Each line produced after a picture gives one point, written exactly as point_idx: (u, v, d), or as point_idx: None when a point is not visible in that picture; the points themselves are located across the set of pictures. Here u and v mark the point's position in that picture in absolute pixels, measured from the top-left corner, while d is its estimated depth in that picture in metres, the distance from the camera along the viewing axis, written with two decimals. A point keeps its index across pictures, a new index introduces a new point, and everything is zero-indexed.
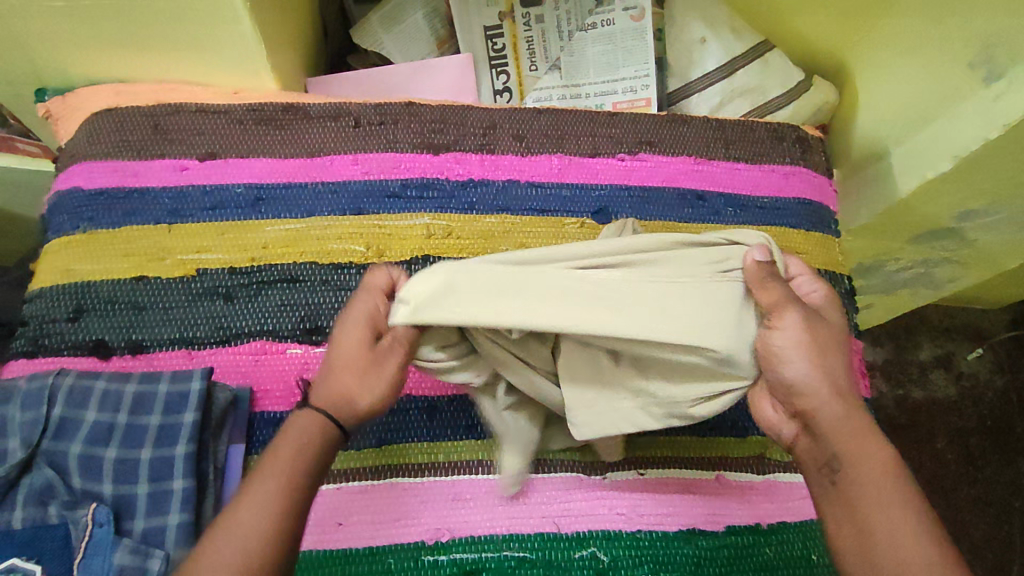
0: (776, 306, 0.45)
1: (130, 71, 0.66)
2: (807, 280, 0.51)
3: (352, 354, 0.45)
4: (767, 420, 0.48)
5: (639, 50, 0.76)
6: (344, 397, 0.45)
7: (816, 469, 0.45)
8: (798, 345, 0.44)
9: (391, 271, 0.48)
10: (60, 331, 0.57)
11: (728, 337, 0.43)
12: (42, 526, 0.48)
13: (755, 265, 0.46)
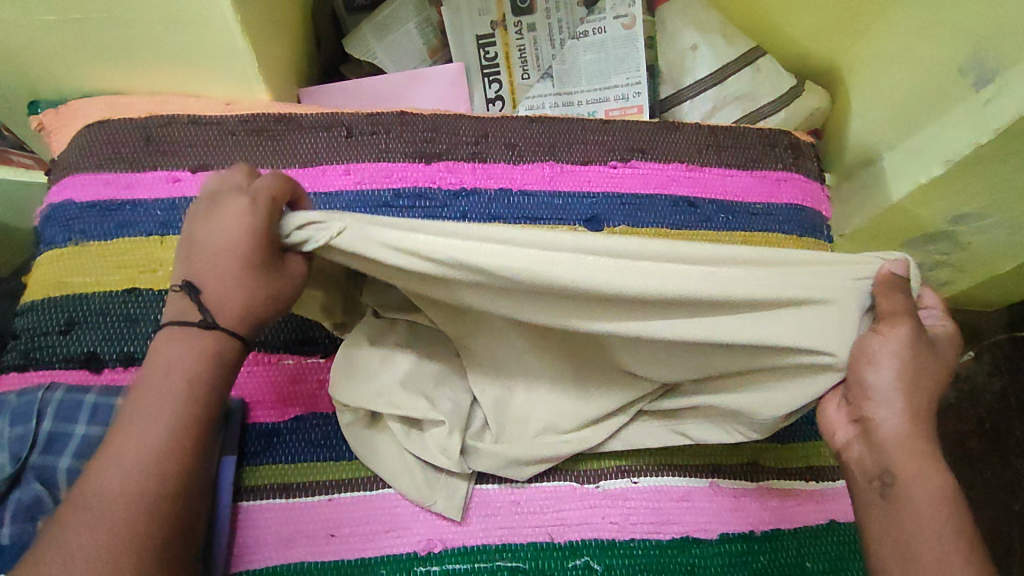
0: (893, 314, 0.42)
1: (122, 83, 0.66)
2: (932, 316, 0.46)
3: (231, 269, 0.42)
4: (828, 420, 0.46)
5: (630, 58, 0.76)
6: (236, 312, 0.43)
7: (865, 479, 0.44)
8: (896, 355, 0.41)
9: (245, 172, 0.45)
10: (51, 344, 0.57)
11: (827, 337, 0.41)
12: (30, 542, 0.49)
13: (890, 274, 0.42)
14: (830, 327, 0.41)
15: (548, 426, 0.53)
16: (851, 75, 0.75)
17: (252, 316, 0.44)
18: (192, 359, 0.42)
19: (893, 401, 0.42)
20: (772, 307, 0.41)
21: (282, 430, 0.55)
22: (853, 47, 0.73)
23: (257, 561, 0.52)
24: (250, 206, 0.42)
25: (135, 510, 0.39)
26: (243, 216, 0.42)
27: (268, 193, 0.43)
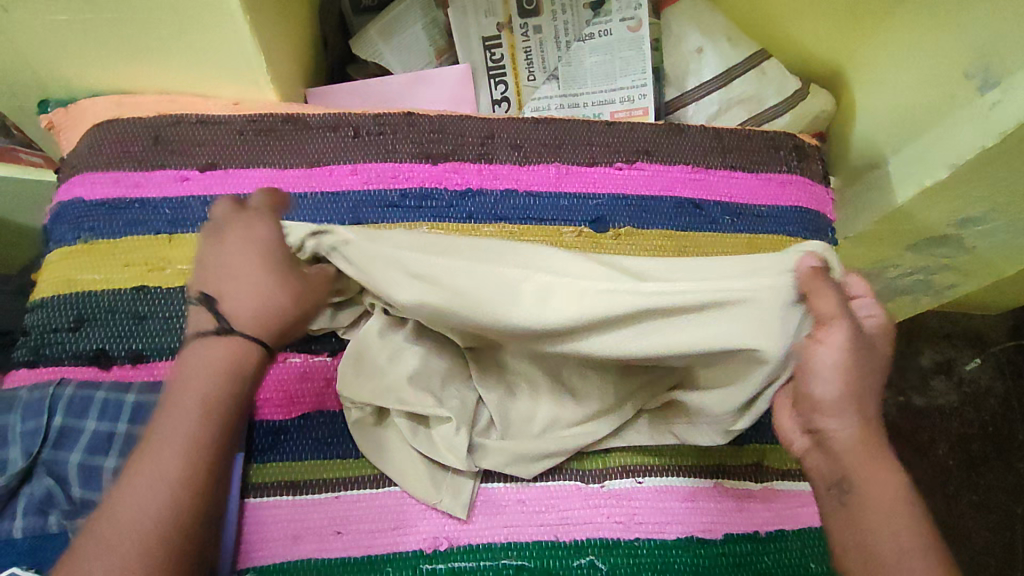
0: (827, 319, 0.41)
1: (132, 83, 0.67)
2: (868, 303, 0.46)
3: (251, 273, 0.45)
4: (783, 428, 0.48)
5: (635, 60, 0.76)
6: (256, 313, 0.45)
7: (826, 484, 0.44)
8: (835, 367, 0.42)
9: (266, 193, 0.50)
10: (60, 341, 0.57)
11: (755, 333, 0.41)
12: (42, 535, 0.49)
13: (809, 270, 0.42)
14: (756, 325, 0.41)
15: (555, 420, 0.53)
16: (857, 79, 0.76)
17: (265, 321, 0.45)
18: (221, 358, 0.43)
19: (850, 412, 0.43)
20: (685, 311, 0.41)
21: (289, 428, 0.56)
22: (858, 50, 0.74)
23: (262, 558, 0.52)
24: (255, 216, 0.48)
25: (163, 505, 0.39)
26: (258, 220, 0.48)
27: (269, 203, 0.49)
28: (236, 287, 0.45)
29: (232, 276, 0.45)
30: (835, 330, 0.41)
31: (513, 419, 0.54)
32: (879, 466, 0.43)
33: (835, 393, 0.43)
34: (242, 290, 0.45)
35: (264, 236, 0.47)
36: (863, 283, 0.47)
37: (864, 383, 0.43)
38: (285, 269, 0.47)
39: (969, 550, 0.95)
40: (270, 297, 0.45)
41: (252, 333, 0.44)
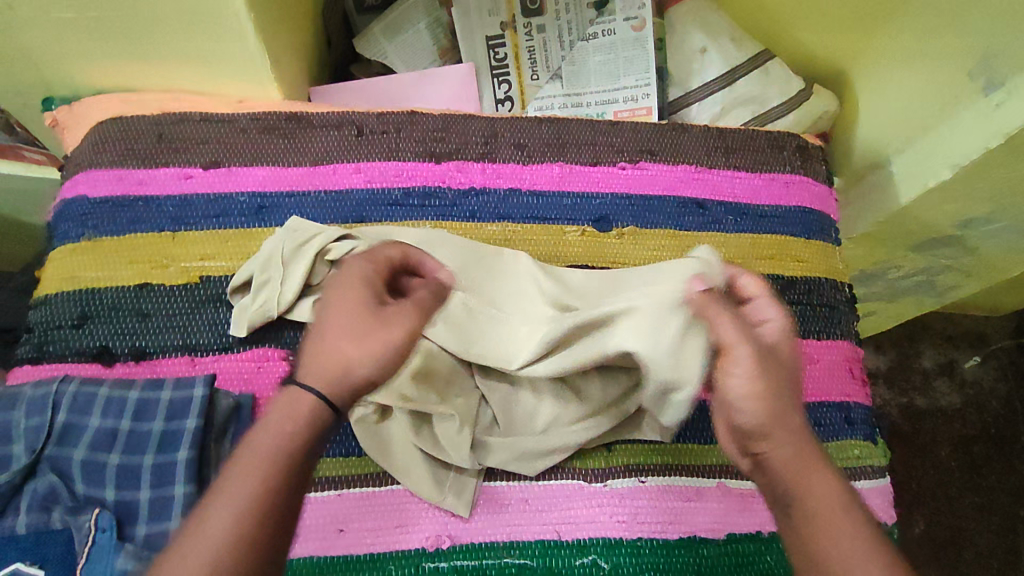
0: (728, 347, 0.44)
1: (136, 81, 0.67)
2: (764, 304, 0.48)
3: (353, 320, 0.47)
4: (728, 452, 0.46)
5: (639, 59, 0.76)
6: (342, 366, 0.45)
7: (772, 501, 0.42)
8: (751, 394, 0.43)
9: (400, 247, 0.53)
10: (64, 338, 0.57)
11: (640, 341, 0.49)
12: (45, 531, 0.49)
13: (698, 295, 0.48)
14: (638, 335, 0.49)
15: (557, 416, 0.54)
16: (860, 79, 0.76)
17: (348, 377, 0.45)
18: (288, 400, 0.43)
19: (779, 432, 0.42)
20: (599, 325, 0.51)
21: None
22: (862, 50, 0.73)
23: None
24: (369, 267, 0.50)
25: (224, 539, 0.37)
26: (370, 274, 0.50)
27: (390, 258, 0.52)
28: (326, 335, 0.46)
29: (339, 325, 0.47)
30: (738, 350, 0.44)
31: (517, 416, 0.55)
32: (821, 476, 0.41)
33: (762, 411, 0.42)
34: (337, 339, 0.46)
35: (363, 291, 0.48)
36: (754, 278, 0.49)
37: (783, 394, 0.43)
38: (364, 325, 0.47)
39: (971, 552, 0.95)
40: (345, 351, 0.46)
41: (316, 385, 0.44)
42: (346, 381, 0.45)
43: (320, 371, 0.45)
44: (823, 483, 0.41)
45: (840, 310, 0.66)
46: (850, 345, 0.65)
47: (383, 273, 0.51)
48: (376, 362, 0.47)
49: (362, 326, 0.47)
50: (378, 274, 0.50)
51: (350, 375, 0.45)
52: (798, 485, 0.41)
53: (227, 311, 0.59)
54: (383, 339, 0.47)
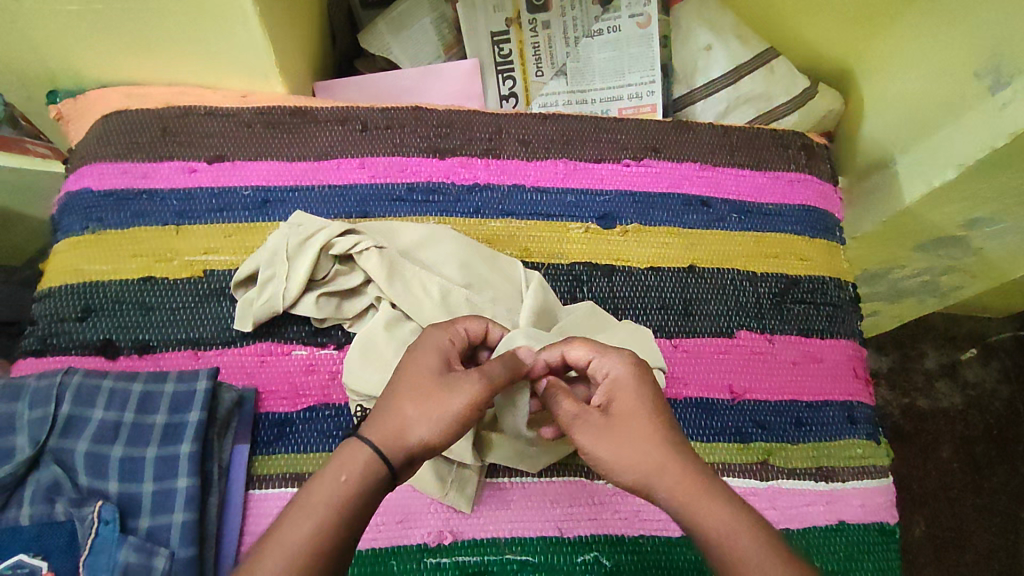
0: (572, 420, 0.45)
1: (141, 74, 0.67)
2: (603, 358, 0.46)
3: (423, 380, 0.44)
4: None
5: (644, 56, 0.76)
6: (400, 429, 0.42)
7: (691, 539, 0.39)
8: (609, 449, 0.43)
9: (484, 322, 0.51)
10: (67, 330, 0.58)
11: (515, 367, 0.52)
12: (49, 523, 0.49)
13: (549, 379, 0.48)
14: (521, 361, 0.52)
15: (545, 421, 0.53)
16: (865, 79, 0.75)
17: (407, 442, 0.42)
18: (345, 448, 0.41)
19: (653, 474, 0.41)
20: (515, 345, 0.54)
21: (294, 420, 0.56)
22: (867, 49, 0.73)
23: None
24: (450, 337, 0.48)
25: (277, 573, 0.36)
26: (444, 341, 0.47)
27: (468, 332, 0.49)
28: (393, 393, 0.44)
29: (406, 383, 0.44)
30: (576, 427, 0.45)
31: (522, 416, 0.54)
32: (717, 501, 0.39)
33: (629, 466, 0.42)
34: (412, 398, 0.43)
35: (437, 359, 0.45)
36: (582, 348, 0.47)
37: (638, 428, 0.43)
38: (430, 387, 0.43)
39: (972, 553, 0.95)
40: (404, 412, 0.42)
41: (373, 439, 0.41)
42: (404, 444, 0.42)
43: (380, 428, 0.42)
44: (714, 502, 0.39)
45: (844, 309, 0.66)
46: (853, 346, 0.65)
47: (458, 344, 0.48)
48: (440, 428, 0.42)
49: (439, 394, 0.43)
50: (455, 346, 0.47)
51: (409, 437, 0.42)
52: (693, 510, 0.39)
53: (230, 304, 0.59)
54: (448, 408, 0.43)
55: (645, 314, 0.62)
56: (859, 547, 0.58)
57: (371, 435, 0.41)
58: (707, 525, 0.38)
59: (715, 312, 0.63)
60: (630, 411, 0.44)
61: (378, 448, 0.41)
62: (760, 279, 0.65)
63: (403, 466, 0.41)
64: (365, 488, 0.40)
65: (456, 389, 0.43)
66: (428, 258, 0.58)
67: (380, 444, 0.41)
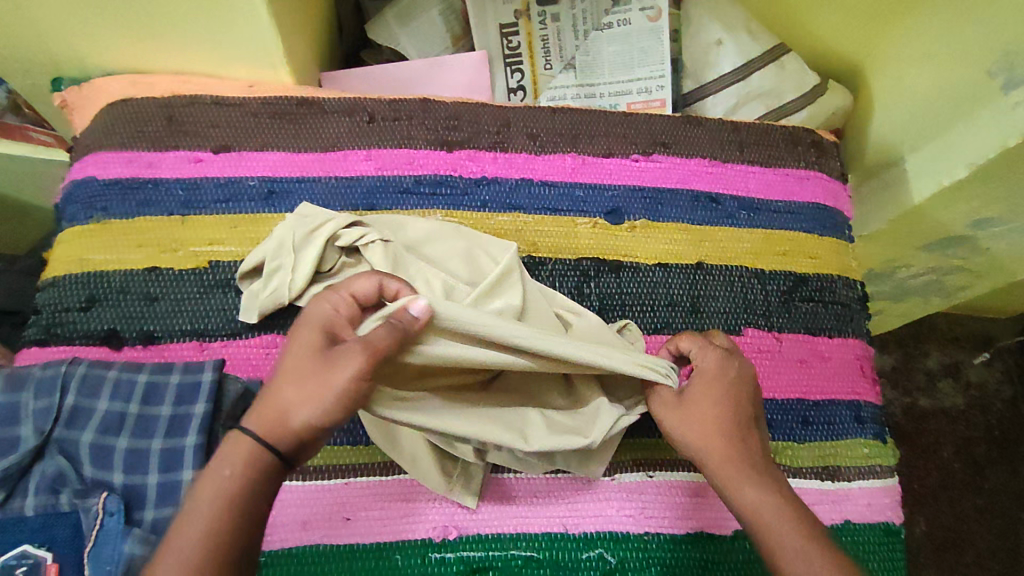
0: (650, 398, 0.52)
1: (147, 63, 0.66)
2: (703, 348, 0.53)
3: (301, 357, 0.43)
4: None
5: (654, 51, 0.75)
6: (280, 414, 0.42)
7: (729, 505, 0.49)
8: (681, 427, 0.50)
9: (374, 280, 0.48)
10: (72, 320, 0.57)
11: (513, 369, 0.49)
12: (53, 513, 0.49)
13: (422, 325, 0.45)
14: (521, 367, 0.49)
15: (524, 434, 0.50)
16: (875, 76, 0.75)
17: (292, 429, 0.42)
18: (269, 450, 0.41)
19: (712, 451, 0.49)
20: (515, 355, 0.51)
21: None
22: (877, 46, 0.73)
23: (271, 542, 0.52)
24: (335, 311, 0.46)
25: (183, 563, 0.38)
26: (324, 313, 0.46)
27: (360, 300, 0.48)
28: (274, 376, 0.44)
29: (286, 365, 0.44)
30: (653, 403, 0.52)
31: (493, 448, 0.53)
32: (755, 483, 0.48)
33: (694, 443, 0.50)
34: (291, 384, 0.43)
35: (317, 335, 0.44)
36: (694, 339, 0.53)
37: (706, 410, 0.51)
38: (310, 365, 0.43)
39: (971, 554, 0.94)
40: (285, 397, 0.42)
41: (255, 432, 0.42)
42: (288, 428, 0.42)
43: (261, 417, 0.42)
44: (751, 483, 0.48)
45: (853, 307, 0.66)
46: (861, 344, 0.65)
47: (343, 310, 0.47)
48: (317, 406, 0.42)
49: (313, 378, 0.42)
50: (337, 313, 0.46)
51: (291, 421, 0.42)
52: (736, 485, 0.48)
53: (235, 295, 0.58)
54: (329, 381, 0.42)
55: (651, 311, 0.62)
56: (864, 547, 0.58)
57: (252, 426, 0.42)
58: (744, 500, 0.47)
59: (723, 310, 0.63)
60: (704, 396, 0.51)
61: (261, 438, 0.42)
62: (768, 277, 0.64)
63: (293, 448, 0.43)
64: (251, 479, 0.41)
65: (333, 362, 0.42)
66: (434, 254, 0.57)
67: (264, 435, 0.42)
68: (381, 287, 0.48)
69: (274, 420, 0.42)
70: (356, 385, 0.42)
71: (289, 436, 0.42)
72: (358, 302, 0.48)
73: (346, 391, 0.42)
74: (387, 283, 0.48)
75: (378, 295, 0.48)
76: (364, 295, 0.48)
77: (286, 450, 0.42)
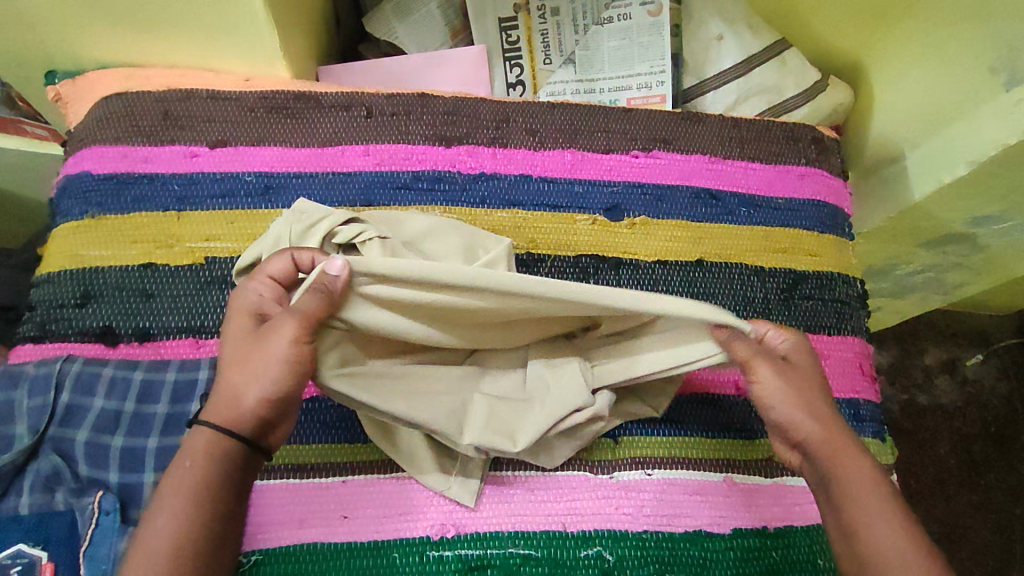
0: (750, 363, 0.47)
1: (142, 56, 0.65)
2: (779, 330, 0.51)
3: (238, 340, 0.47)
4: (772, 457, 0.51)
5: (654, 46, 0.75)
6: (232, 397, 0.45)
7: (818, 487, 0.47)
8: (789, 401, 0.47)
9: (288, 256, 0.47)
10: (67, 317, 0.57)
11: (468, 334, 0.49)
12: (48, 512, 0.49)
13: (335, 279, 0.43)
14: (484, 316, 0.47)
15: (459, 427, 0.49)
16: (876, 72, 0.74)
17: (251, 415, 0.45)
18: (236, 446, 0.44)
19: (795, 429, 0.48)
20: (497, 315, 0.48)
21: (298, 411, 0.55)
22: (878, 42, 0.72)
23: (268, 541, 0.51)
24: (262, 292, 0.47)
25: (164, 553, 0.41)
26: (249, 298, 0.48)
27: (280, 277, 0.47)
28: (223, 367, 0.46)
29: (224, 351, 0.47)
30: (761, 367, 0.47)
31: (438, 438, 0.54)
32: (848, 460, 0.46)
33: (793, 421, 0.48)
34: (238, 367, 0.45)
35: (247, 316, 0.47)
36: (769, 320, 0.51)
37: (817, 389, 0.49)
38: (247, 345, 0.46)
39: (967, 549, 0.95)
40: (234, 381, 0.45)
41: (215, 421, 0.44)
42: (242, 410, 0.44)
43: (217, 407, 0.45)
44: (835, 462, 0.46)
45: (853, 305, 0.65)
46: (863, 344, 0.65)
47: (269, 289, 0.47)
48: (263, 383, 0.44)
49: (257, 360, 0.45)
50: (257, 295, 0.47)
51: (246, 404, 0.44)
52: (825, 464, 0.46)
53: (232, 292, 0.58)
54: (270, 355, 0.44)
55: None
56: None
57: (210, 418, 0.44)
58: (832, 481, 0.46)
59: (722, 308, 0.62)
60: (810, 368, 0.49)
61: (219, 426, 0.44)
62: (768, 274, 0.64)
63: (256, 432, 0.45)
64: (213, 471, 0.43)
65: (266, 336, 0.45)
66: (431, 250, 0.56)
67: (223, 422, 0.44)
68: (294, 260, 0.47)
69: (230, 406, 0.44)
70: (298, 348, 0.44)
71: (247, 416, 0.44)
72: (279, 281, 0.48)
73: (288, 357, 0.44)
74: (298, 256, 0.47)
75: (296, 267, 0.47)
76: (283, 273, 0.47)
77: (251, 433, 0.45)
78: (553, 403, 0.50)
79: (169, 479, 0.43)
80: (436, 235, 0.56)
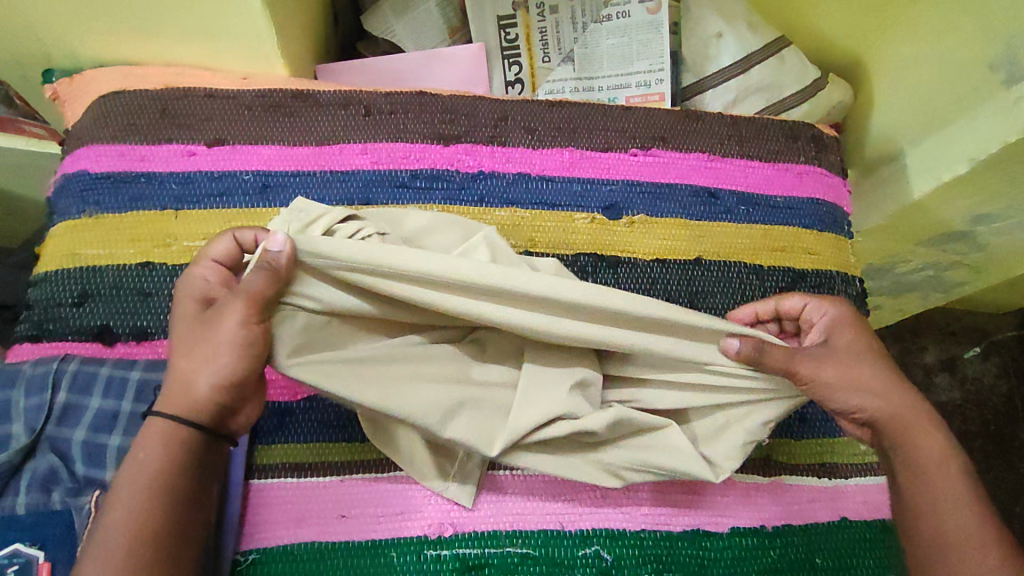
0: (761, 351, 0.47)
1: (139, 54, 0.65)
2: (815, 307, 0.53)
3: (187, 326, 0.46)
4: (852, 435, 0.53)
5: (654, 43, 0.74)
6: (181, 384, 0.45)
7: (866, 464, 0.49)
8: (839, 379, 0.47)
9: (231, 237, 0.50)
10: (64, 316, 0.57)
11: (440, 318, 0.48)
12: (45, 512, 0.48)
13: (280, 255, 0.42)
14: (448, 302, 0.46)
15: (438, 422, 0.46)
16: (876, 70, 0.74)
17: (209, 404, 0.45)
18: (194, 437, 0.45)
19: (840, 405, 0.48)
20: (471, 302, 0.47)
21: (294, 410, 0.55)
22: (877, 40, 0.72)
23: (265, 540, 0.52)
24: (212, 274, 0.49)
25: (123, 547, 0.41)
26: (199, 284, 0.48)
27: (227, 255, 0.50)
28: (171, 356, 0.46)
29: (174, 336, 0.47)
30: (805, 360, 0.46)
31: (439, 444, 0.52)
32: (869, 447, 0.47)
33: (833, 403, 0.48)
34: (186, 354, 0.45)
35: (194, 300, 0.48)
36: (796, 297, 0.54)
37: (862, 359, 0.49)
38: (194, 330, 0.46)
39: None
40: (182, 368, 0.45)
41: (169, 411, 0.44)
42: (196, 398, 0.44)
43: (171, 397, 0.45)
44: None
45: (854, 305, 0.65)
46: None
47: (219, 271, 0.49)
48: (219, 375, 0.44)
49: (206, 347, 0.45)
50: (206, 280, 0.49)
51: (194, 390, 0.44)
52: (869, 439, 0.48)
53: None
54: (216, 338, 0.44)
55: None
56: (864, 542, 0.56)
57: (164, 408, 0.45)
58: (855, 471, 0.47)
59: (721, 307, 0.62)
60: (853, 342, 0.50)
61: (172, 416, 0.44)
62: (767, 273, 0.64)
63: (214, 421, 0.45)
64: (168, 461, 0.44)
65: (215, 319, 0.44)
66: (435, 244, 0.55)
67: (174, 412, 0.44)
68: (237, 241, 0.50)
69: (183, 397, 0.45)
70: (246, 330, 0.43)
71: (204, 404, 0.45)
72: (224, 263, 0.50)
73: (238, 341, 0.44)
74: (240, 236, 0.50)
75: (240, 249, 0.50)
76: (227, 254, 0.50)
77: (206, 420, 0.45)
78: (532, 415, 0.47)
79: (146, 474, 0.43)
80: (433, 229, 0.55)
